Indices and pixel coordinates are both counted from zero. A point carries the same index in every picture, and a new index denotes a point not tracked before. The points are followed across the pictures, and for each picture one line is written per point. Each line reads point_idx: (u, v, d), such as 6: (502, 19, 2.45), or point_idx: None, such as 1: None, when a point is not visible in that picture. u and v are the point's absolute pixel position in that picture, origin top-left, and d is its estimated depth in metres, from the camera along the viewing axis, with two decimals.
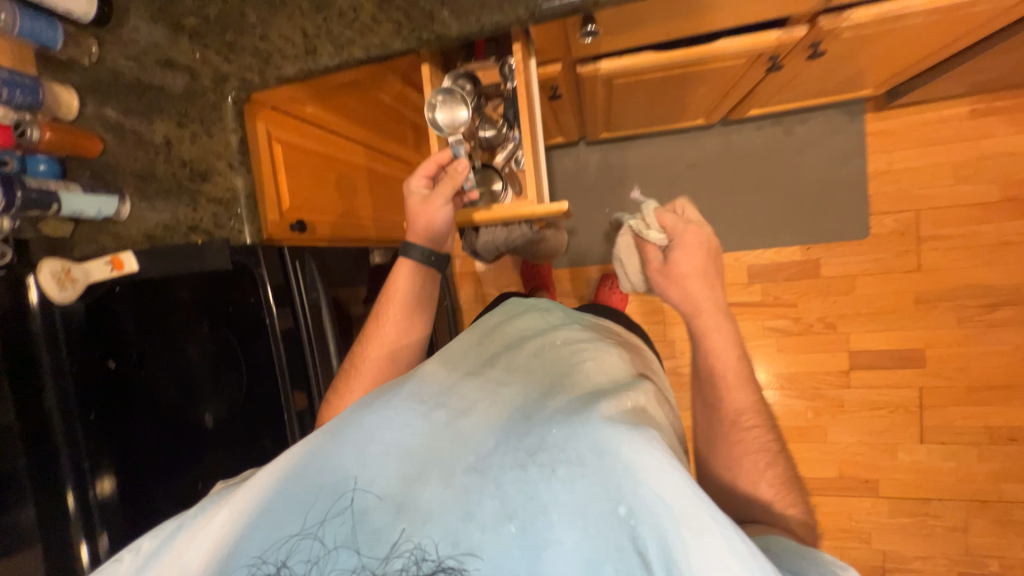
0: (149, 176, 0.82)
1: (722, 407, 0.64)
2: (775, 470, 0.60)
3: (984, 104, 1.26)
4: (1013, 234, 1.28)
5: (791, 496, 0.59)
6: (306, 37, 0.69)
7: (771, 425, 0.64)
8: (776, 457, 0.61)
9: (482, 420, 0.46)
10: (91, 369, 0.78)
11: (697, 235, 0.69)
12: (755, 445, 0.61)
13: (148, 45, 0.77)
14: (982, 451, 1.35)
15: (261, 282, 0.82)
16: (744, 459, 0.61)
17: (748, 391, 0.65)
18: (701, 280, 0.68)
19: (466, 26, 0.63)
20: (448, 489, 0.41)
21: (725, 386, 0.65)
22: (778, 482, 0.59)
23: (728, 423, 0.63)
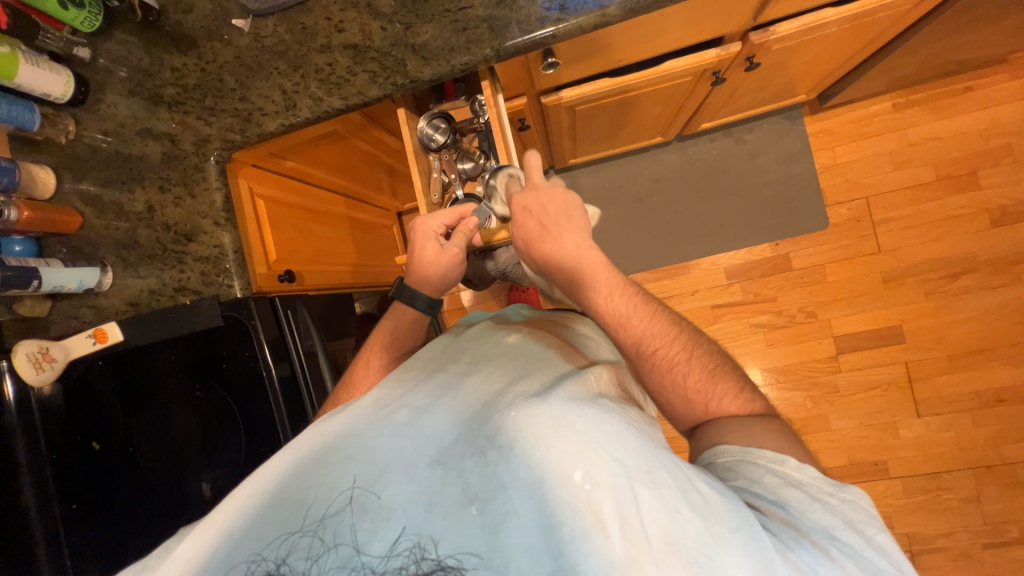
0: (131, 246, 0.81)
1: (624, 341, 0.60)
2: (699, 366, 0.59)
3: (904, 98, 1.40)
4: (954, 208, 1.39)
5: (723, 382, 0.58)
6: (284, 93, 0.73)
7: (672, 325, 0.61)
8: (693, 355, 0.59)
9: (444, 413, 0.46)
10: (73, 456, 0.75)
11: (522, 200, 0.64)
12: (670, 356, 0.58)
13: (127, 118, 0.79)
14: (976, 417, 1.39)
15: (255, 335, 0.79)
16: (667, 379, 0.58)
17: (638, 312, 0.60)
18: (548, 236, 0.63)
19: (438, 68, 0.68)
20: (412, 482, 0.40)
21: (616, 324, 0.60)
22: (704, 378, 0.58)
23: (637, 355, 0.59)
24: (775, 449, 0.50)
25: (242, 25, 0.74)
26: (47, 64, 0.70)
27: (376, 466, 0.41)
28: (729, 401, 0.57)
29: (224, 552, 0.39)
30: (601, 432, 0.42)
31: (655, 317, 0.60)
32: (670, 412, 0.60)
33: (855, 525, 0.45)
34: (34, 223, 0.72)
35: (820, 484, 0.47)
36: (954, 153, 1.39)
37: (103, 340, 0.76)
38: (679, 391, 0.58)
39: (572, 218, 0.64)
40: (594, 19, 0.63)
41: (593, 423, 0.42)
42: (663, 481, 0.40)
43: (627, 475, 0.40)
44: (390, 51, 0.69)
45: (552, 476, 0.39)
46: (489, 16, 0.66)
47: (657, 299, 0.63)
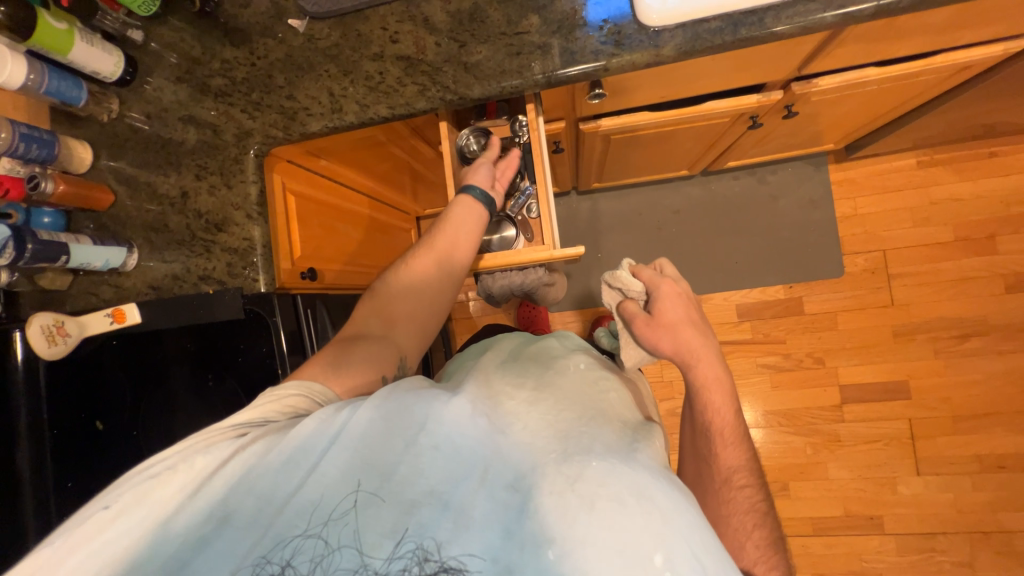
0: (160, 229, 0.80)
1: (717, 465, 0.68)
2: (764, 532, 0.64)
3: (929, 157, 1.41)
4: (970, 270, 1.40)
5: (774, 559, 0.63)
6: (332, 97, 0.73)
7: (760, 484, 0.68)
8: (764, 518, 0.65)
9: (529, 436, 0.47)
10: (74, 430, 0.75)
11: (673, 287, 0.76)
12: (746, 504, 0.65)
13: (171, 103, 0.80)
14: (977, 480, 1.38)
15: (274, 331, 0.78)
16: (733, 520, 0.64)
17: (741, 448, 0.69)
18: (691, 328, 0.73)
19: (488, 88, 0.68)
20: (491, 501, 0.43)
21: (722, 445, 0.68)
22: (763, 544, 0.63)
23: (723, 482, 0.67)
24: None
25: (298, 26, 0.74)
26: (100, 43, 0.72)
27: (459, 471, 0.44)
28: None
29: (300, 503, 0.43)
30: (680, 519, 0.43)
31: (749, 466, 0.68)
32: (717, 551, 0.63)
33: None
34: (65, 197, 0.73)
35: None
36: (975, 216, 1.40)
37: (120, 320, 0.76)
38: (737, 538, 0.64)
39: (708, 326, 0.74)
40: (648, 57, 0.64)
41: (674, 503, 0.44)
42: None
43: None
44: (441, 66, 0.70)
45: (634, 547, 0.40)
46: (543, 43, 0.67)
47: (759, 464, 0.69)
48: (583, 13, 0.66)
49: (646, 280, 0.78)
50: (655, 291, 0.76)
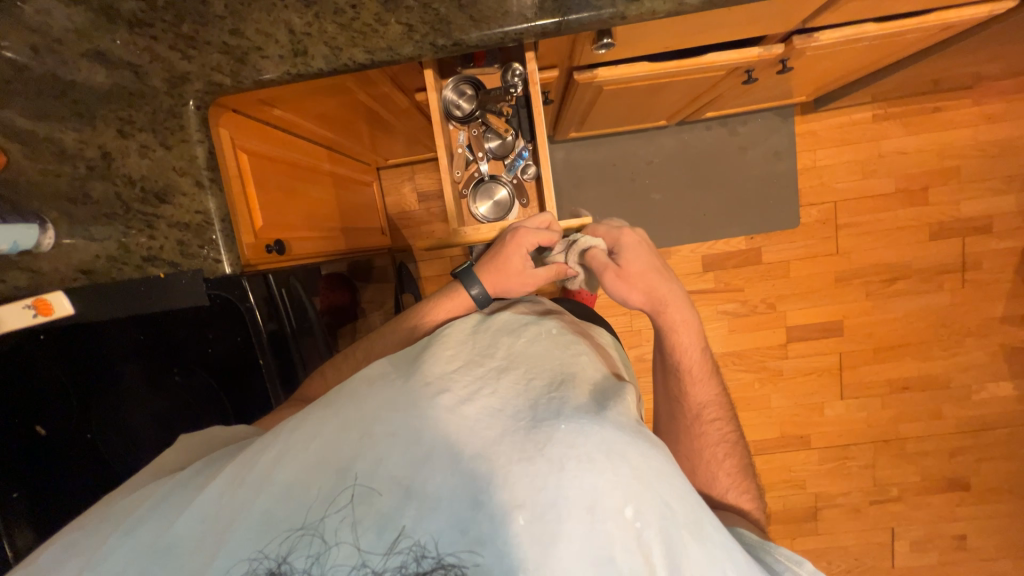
0: (80, 199, 0.65)
1: (689, 403, 0.74)
2: (732, 459, 0.73)
3: (883, 110, 1.47)
4: (904, 220, 1.53)
5: (743, 478, 0.72)
6: (292, 35, 0.60)
7: (729, 414, 0.76)
8: (733, 446, 0.74)
9: (491, 406, 0.44)
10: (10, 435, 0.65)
11: (633, 236, 0.72)
12: (716, 436, 0.74)
13: (66, 30, 0.61)
14: (885, 400, 1.63)
15: (251, 319, 0.70)
16: (705, 452, 0.73)
17: (710, 386, 0.75)
18: (656, 274, 0.70)
19: (488, 34, 0.59)
20: (457, 476, 0.40)
21: (692, 383, 0.74)
22: (733, 469, 0.72)
23: (696, 421, 0.74)
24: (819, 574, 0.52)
25: None
26: None
27: (421, 453, 0.41)
28: (746, 501, 0.70)
29: (266, 504, 0.41)
30: (650, 467, 0.42)
31: (715, 400, 0.75)
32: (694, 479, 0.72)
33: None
34: None
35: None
36: (915, 169, 1.50)
37: (47, 313, 0.64)
38: (710, 468, 0.72)
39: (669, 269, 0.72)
40: (670, 6, 0.57)
41: (644, 455, 0.42)
42: (708, 528, 0.42)
43: (676, 515, 0.41)
44: (430, 3, 0.58)
45: (606, 503, 0.39)
46: None
47: (727, 396, 0.76)
48: None
49: (604, 235, 0.73)
50: (615, 244, 0.72)
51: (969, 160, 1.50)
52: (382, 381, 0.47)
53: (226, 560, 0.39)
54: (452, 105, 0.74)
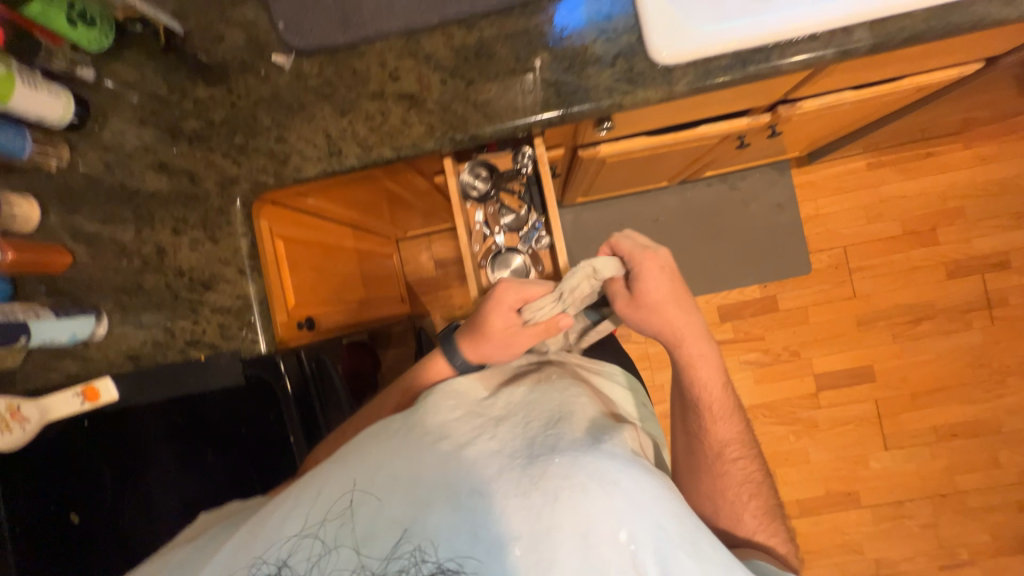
0: (133, 290, 0.71)
1: (710, 441, 0.73)
2: (757, 499, 0.72)
3: (876, 159, 1.53)
4: (917, 261, 1.53)
5: (768, 518, 0.71)
6: (329, 139, 0.68)
7: (752, 450, 0.74)
8: (756, 485, 0.72)
9: (488, 445, 0.46)
10: (50, 521, 0.67)
11: (656, 259, 0.67)
12: (738, 475, 0.72)
13: (136, 148, 0.71)
14: (934, 450, 1.53)
15: (285, 397, 0.71)
16: (728, 491, 0.71)
17: (732, 422, 0.73)
18: (675, 305, 0.68)
19: (501, 127, 0.66)
20: (456, 512, 0.42)
21: (713, 422, 0.72)
22: (758, 510, 0.71)
23: (717, 459, 0.72)
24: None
25: (282, 63, 0.68)
26: (45, 85, 0.64)
27: (422, 491, 0.43)
28: (770, 542, 0.69)
29: (278, 525, 0.45)
30: (643, 493, 0.43)
31: (738, 437, 0.73)
32: (716, 520, 0.71)
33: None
34: (17, 264, 0.64)
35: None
36: (919, 211, 1.52)
37: (94, 399, 0.69)
38: (733, 509, 0.71)
39: (691, 298, 0.70)
40: (661, 94, 0.64)
41: (638, 484, 0.44)
42: (705, 550, 0.43)
43: (671, 537, 0.42)
44: (449, 105, 0.66)
45: (599, 531, 0.41)
46: (555, 81, 0.65)
47: (750, 431, 0.75)
48: (594, 48, 0.64)
49: (624, 254, 0.68)
50: (633, 267, 0.67)
51: (972, 200, 1.52)
52: (385, 423, 0.50)
53: (239, 566, 0.44)
54: (468, 187, 0.80)
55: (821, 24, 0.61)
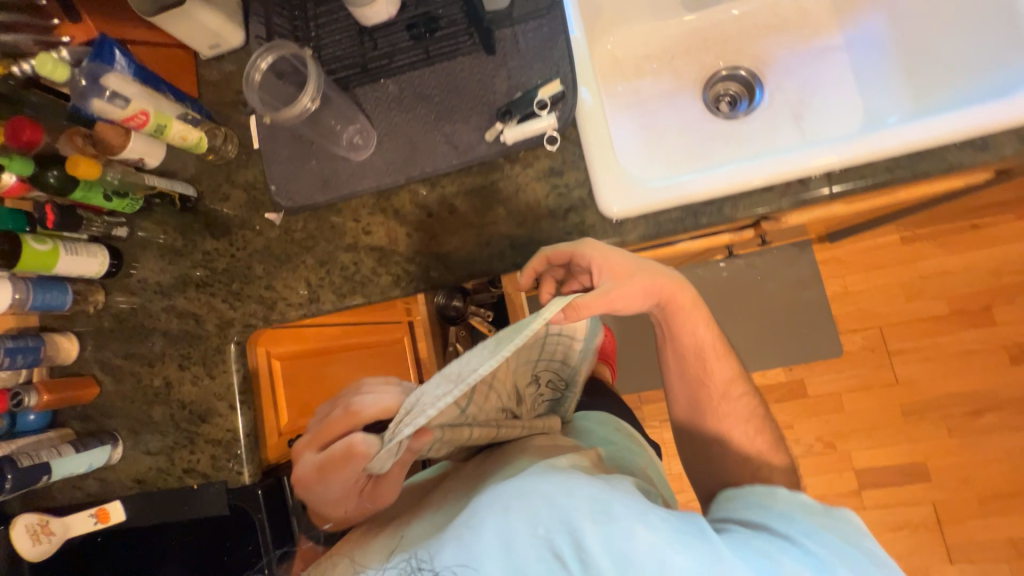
0: (144, 420, 0.80)
1: (710, 385, 0.69)
2: (762, 435, 0.67)
3: (912, 232, 1.40)
4: (970, 344, 1.37)
5: (771, 454, 0.67)
6: (310, 287, 0.75)
7: (750, 386, 0.70)
8: (763, 422, 0.68)
9: (452, 496, 0.55)
10: None
11: (598, 248, 0.59)
12: (742, 415, 0.68)
13: (155, 292, 0.82)
14: (1013, 566, 1.31)
15: (260, 526, 0.75)
16: (735, 435, 0.68)
17: (727, 362, 0.69)
18: (649, 273, 0.60)
19: (460, 277, 0.70)
20: (418, 541, 0.50)
21: (710, 362, 0.68)
22: (767, 445, 0.67)
23: (718, 403, 0.69)
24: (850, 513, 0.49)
25: (274, 219, 0.77)
26: (84, 249, 0.77)
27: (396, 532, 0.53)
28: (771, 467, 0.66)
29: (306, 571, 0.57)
30: (561, 489, 0.47)
31: (736, 377, 0.69)
32: (716, 461, 0.68)
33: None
34: (52, 404, 0.76)
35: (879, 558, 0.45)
36: (968, 288, 1.37)
37: (104, 520, 0.77)
38: (733, 450, 0.67)
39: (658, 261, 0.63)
40: (613, 245, 0.65)
41: (560, 483, 0.48)
42: (619, 512, 0.44)
43: (589, 506, 0.45)
44: (414, 257, 0.71)
45: (527, 529, 0.45)
46: (510, 234, 0.68)
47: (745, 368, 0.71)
48: (547, 203, 0.67)
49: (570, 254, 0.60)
50: (585, 260, 0.59)
51: None
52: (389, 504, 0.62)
53: None
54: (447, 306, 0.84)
55: (775, 177, 0.61)
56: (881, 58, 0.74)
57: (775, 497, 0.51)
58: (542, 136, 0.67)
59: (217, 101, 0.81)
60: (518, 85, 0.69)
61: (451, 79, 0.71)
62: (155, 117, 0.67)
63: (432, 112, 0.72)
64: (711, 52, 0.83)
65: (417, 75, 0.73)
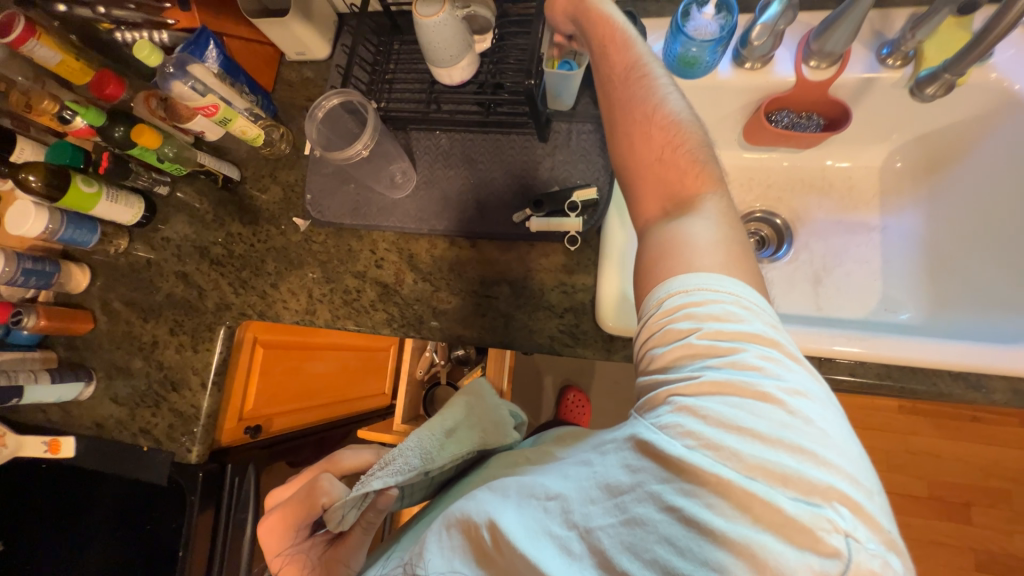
0: (122, 369, 0.83)
1: (637, 120, 0.53)
2: (693, 165, 0.50)
3: (911, 403, 1.37)
4: (939, 534, 1.32)
5: (706, 175, 0.49)
6: (310, 298, 0.78)
7: (695, 122, 0.52)
8: (700, 152, 0.50)
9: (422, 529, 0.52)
10: (19, 530, 0.86)
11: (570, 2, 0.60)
12: (665, 140, 0.51)
13: (172, 252, 0.86)
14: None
15: (188, 508, 0.79)
16: (661, 164, 0.51)
17: (649, 84, 0.54)
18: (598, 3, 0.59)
19: (450, 336, 0.72)
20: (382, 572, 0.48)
21: (634, 91, 0.54)
22: (694, 168, 0.49)
23: (641, 127, 0.53)
24: (755, 289, 0.42)
25: (300, 225, 0.81)
26: (125, 199, 0.81)
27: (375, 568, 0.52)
28: (713, 196, 0.48)
29: None
30: (500, 485, 0.46)
31: (662, 100, 0.53)
32: (662, 183, 0.50)
33: (880, 500, 0.33)
34: (45, 329, 0.80)
35: (790, 351, 0.39)
36: (951, 478, 1.34)
37: (54, 450, 0.81)
38: (671, 172, 0.50)
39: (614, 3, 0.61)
40: (599, 354, 0.67)
41: (500, 485, 0.46)
42: (546, 489, 0.41)
43: (513, 497, 0.43)
44: (412, 304, 0.74)
45: (465, 532, 0.43)
46: (508, 313, 0.71)
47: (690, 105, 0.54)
48: (550, 296, 0.70)
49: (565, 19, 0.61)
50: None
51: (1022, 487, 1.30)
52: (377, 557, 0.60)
53: None
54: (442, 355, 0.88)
55: None
56: (911, 253, 0.75)
57: (680, 313, 0.42)
58: (565, 234, 0.70)
59: (287, 101, 0.86)
60: (558, 178, 0.73)
61: (500, 152, 0.75)
62: (223, 111, 0.72)
63: (473, 176, 0.75)
64: (753, 192, 0.84)
65: (470, 137, 0.77)
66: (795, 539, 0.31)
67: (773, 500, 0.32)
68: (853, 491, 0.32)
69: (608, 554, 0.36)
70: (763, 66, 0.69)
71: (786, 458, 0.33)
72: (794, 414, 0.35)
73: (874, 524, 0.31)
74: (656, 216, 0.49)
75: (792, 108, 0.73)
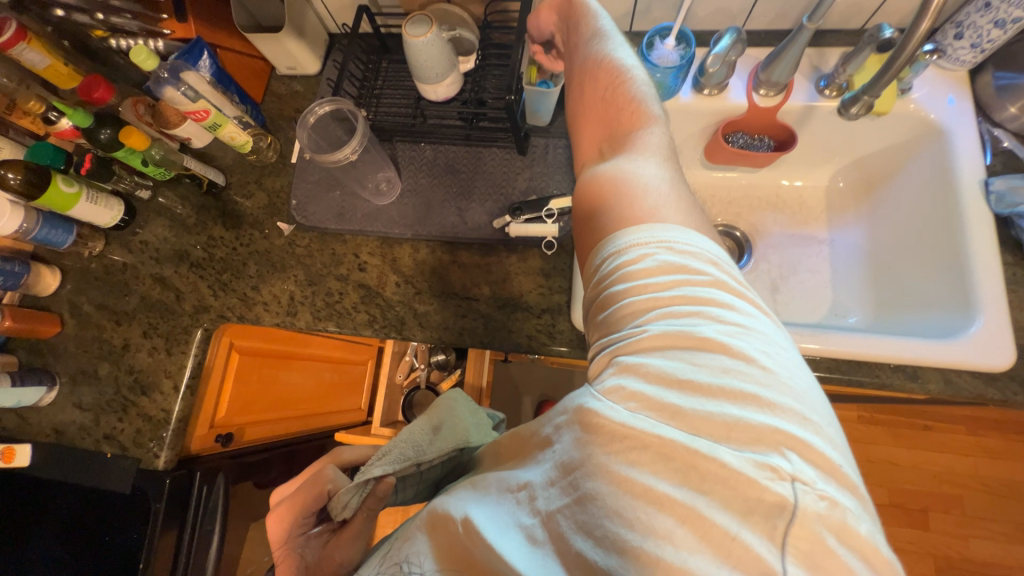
0: (89, 374, 0.80)
1: (589, 91, 0.55)
2: (629, 104, 0.51)
3: (868, 414, 1.45)
4: (901, 541, 1.37)
5: (643, 112, 0.51)
6: (292, 300, 0.79)
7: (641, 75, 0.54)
8: (638, 91, 0.52)
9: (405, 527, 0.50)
10: None
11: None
12: (608, 85, 0.53)
13: (150, 254, 0.85)
14: None
15: (152, 517, 0.76)
16: (605, 109, 0.53)
17: (595, 53, 0.56)
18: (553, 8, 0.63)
19: (430, 336, 0.74)
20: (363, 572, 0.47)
21: (582, 65, 0.56)
22: (630, 103, 0.51)
23: (590, 90, 0.55)
24: (692, 232, 0.42)
25: (284, 229, 0.82)
26: (104, 201, 0.81)
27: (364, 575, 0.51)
28: (648, 134, 0.49)
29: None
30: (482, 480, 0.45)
31: (609, 66, 0.54)
32: (608, 130, 0.52)
33: (829, 432, 0.33)
34: (8, 331, 0.76)
35: (734, 292, 0.39)
36: (908, 485, 1.40)
37: (7, 459, 0.77)
38: (610, 113, 0.52)
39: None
40: (575, 352, 0.70)
41: (481, 480, 0.45)
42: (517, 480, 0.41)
43: (491, 494, 0.42)
44: (394, 306, 0.76)
45: (446, 528, 0.42)
46: (487, 314, 0.74)
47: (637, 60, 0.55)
48: (528, 297, 0.73)
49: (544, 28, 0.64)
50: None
51: (973, 492, 1.38)
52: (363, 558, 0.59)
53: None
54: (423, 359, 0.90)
55: None
56: (856, 263, 0.83)
57: (619, 274, 0.41)
58: (541, 239, 0.74)
59: (276, 111, 0.89)
60: (535, 188, 0.78)
61: (481, 163, 0.80)
62: (214, 117, 0.75)
63: (456, 186, 0.79)
64: (715, 208, 0.91)
65: (454, 149, 0.81)
66: (740, 496, 0.31)
67: (715, 455, 0.32)
68: (800, 431, 0.32)
69: (565, 537, 0.36)
70: (719, 93, 0.77)
71: (732, 407, 0.34)
72: (738, 357, 0.35)
73: (822, 459, 0.32)
74: (594, 160, 0.52)
75: (746, 131, 0.81)
